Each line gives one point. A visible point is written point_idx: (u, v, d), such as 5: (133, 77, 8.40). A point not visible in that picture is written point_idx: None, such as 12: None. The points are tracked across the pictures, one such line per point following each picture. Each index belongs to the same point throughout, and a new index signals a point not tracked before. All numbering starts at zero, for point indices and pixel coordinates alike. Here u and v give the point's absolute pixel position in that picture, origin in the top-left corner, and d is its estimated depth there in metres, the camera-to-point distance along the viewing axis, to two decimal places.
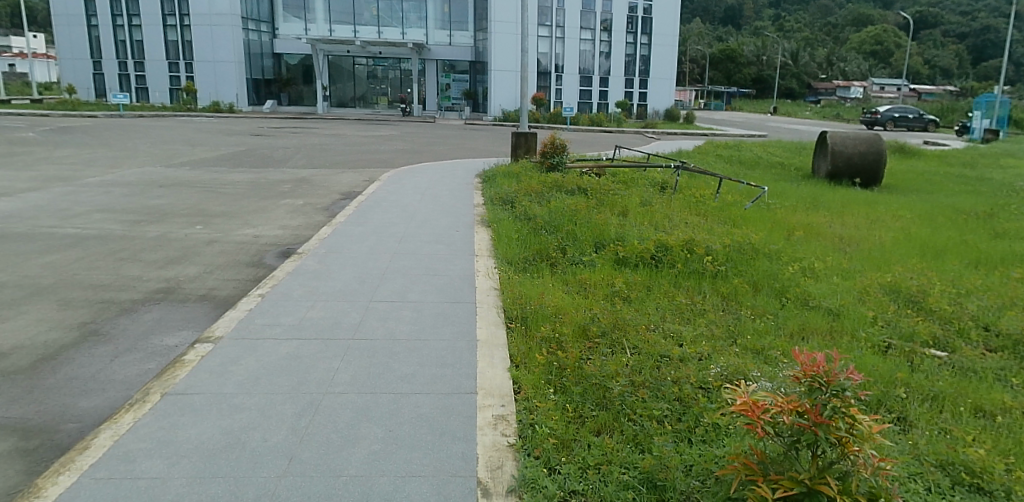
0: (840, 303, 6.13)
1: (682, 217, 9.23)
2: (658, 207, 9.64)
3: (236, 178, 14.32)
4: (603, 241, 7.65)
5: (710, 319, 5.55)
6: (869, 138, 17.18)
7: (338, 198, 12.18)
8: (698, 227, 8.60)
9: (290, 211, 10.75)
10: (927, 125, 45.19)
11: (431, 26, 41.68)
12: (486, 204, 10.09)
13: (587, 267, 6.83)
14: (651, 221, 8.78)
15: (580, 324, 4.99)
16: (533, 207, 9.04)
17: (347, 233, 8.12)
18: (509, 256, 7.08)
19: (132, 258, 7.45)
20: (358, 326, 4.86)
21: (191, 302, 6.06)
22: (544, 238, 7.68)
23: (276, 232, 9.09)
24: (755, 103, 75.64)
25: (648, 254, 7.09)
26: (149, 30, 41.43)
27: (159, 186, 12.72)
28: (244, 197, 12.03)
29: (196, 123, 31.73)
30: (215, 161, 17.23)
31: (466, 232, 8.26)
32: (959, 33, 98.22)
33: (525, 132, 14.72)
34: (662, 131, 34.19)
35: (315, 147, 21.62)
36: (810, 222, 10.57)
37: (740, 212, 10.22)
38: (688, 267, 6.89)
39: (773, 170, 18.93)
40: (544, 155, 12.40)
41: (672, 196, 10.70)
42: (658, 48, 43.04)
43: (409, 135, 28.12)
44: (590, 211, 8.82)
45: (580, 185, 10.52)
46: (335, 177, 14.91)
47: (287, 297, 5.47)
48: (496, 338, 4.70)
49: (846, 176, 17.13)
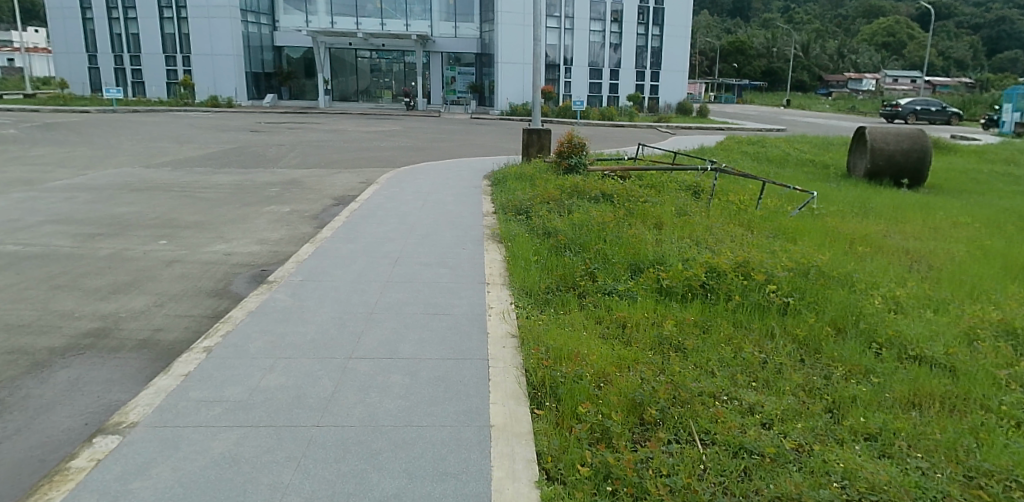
0: (948, 353, 4.87)
1: (726, 231, 7.94)
2: (695, 217, 8.37)
3: (221, 181, 13.10)
4: (638, 262, 6.39)
5: (793, 378, 4.29)
6: (912, 132, 15.82)
7: (330, 204, 10.93)
8: (747, 245, 7.32)
9: (273, 221, 9.49)
10: (950, 118, 43.77)
11: (436, 18, 40.42)
12: (497, 214, 8.79)
13: (623, 299, 5.55)
14: (693, 236, 7.49)
15: (628, 396, 3.70)
16: (553, 218, 7.76)
17: (332, 252, 6.82)
18: (528, 285, 5.79)
19: (70, 285, 6.20)
20: (328, 403, 3.56)
21: (124, 351, 4.77)
22: (567, 258, 6.42)
23: (254, 248, 7.84)
24: (767, 96, 74.09)
25: (695, 280, 5.81)
26: (146, 22, 40.23)
27: (133, 190, 11.50)
28: (224, 202, 10.80)
29: (192, 119, 30.46)
30: (202, 160, 16.03)
31: (474, 250, 7.00)
32: (973, 25, 95.97)
33: (538, 129, 13.41)
34: (676, 126, 32.80)
35: (311, 145, 20.39)
36: (866, 233, 9.29)
37: (788, 222, 8.94)
38: (748, 300, 5.61)
39: (804, 169, 17.55)
40: (560, 155, 11.14)
41: (709, 203, 9.37)
42: (670, 39, 41.46)
43: (413, 130, 26.87)
44: (621, 224, 7.54)
45: (604, 191, 9.23)
46: (330, 178, 13.65)
47: (243, 353, 4.19)
48: (517, 422, 3.42)
49: (888, 175, 15.77)
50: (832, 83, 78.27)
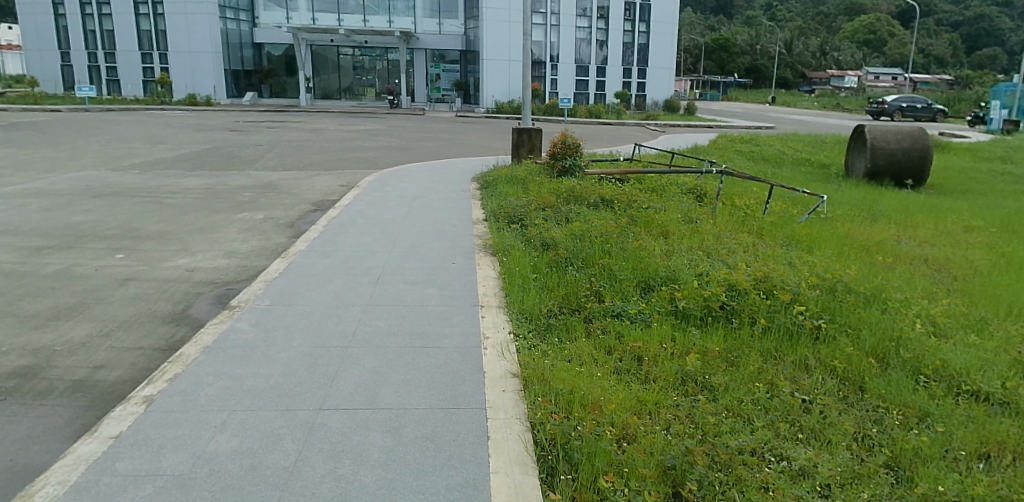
0: (1007, 387, 4.31)
1: (738, 242, 7.38)
2: (702, 224, 7.81)
3: (192, 184, 12.30)
4: (647, 276, 5.81)
5: (843, 427, 3.69)
6: (912, 131, 15.41)
7: (308, 210, 10.18)
8: (762, 258, 6.76)
9: (244, 230, 8.74)
10: (937, 115, 43.17)
11: (419, 15, 39.54)
12: (488, 222, 8.13)
13: (636, 325, 4.94)
14: (703, 247, 6.92)
15: (658, 458, 3.07)
16: (551, 227, 7.15)
17: (305, 269, 6.09)
18: (527, 308, 5.15)
19: (3, 311, 5.44)
20: (291, 476, 2.85)
21: (52, 398, 4.02)
22: (570, 274, 5.81)
23: (221, 263, 7.10)
24: (751, 94, 74.03)
25: (714, 299, 5.22)
26: (120, 18, 39.02)
27: (94, 196, 10.68)
28: (192, 209, 10.03)
29: (166, 118, 29.44)
30: (174, 162, 15.21)
31: (465, 265, 6.33)
32: (952, 22, 96.76)
33: (529, 128, 12.76)
34: (664, 123, 32.33)
35: (290, 145, 19.57)
36: (880, 240, 8.76)
37: (799, 229, 8.39)
38: (774, 324, 5.03)
39: (802, 169, 17.06)
40: (554, 156, 10.51)
41: (715, 208, 8.80)
42: (657, 36, 40.99)
43: (397, 129, 26.08)
44: (625, 234, 6.94)
45: (603, 195, 8.59)
46: (308, 182, 12.89)
47: (190, 404, 3.47)
48: (526, 499, 2.75)
49: (889, 175, 15.33)
50: (816, 80, 78.43)
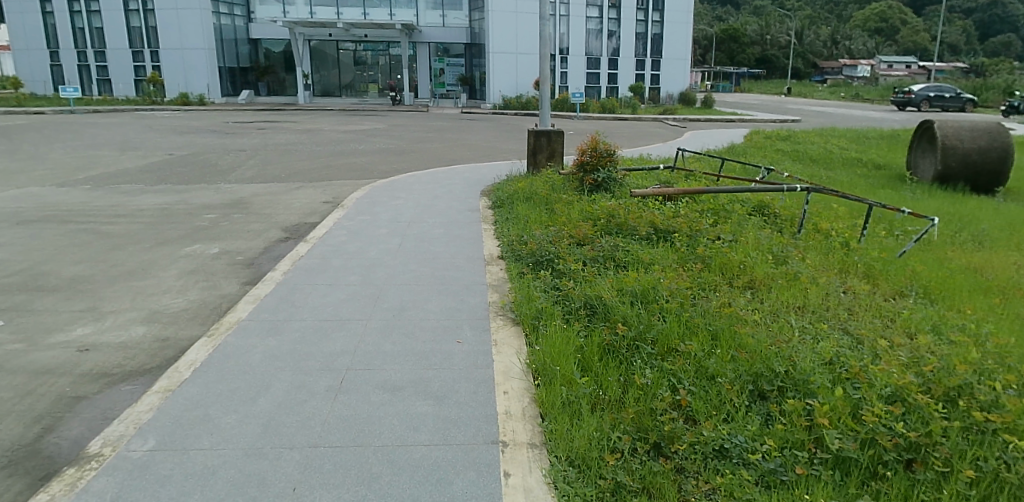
0: None
1: (854, 298, 5.35)
2: (798, 266, 5.79)
3: (147, 203, 10.33)
4: (753, 371, 3.81)
5: None
6: (988, 129, 13.31)
7: (277, 239, 8.15)
8: (899, 331, 4.73)
9: (187, 273, 6.72)
10: (964, 106, 41.04)
11: (422, 6, 37.37)
12: (510, 264, 6.10)
13: (765, 488, 2.93)
14: (815, 312, 4.89)
15: None
16: (595, 281, 5.12)
17: (237, 360, 4.05)
18: (581, 448, 3.13)
19: None
20: None
21: None
22: (637, 368, 3.82)
23: (133, 334, 5.05)
24: (763, 84, 71.61)
25: (880, 429, 3.23)
26: (110, 15, 37.13)
27: (19, 224, 8.72)
28: (131, 240, 8.02)
29: (152, 118, 27.61)
30: (140, 173, 13.30)
31: (476, 349, 4.29)
32: (965, 8, 94.02)
33: (547, 130, 10.74)
34: (683, 118, 30.14)
35: (277, 149, 17.60)
36: (1018, 276, 6.64)
37: (914, 268, 6.34)
38: (987, 475, 3.05)
39: (856, 171, 14.92)
40: (583, 167, 8.56)
41: (801, 240, 6.77)
42: (671, 25, 38.71)
43: (396, 128, 24.08)
44: (703, 291, 4.93)
45: (657, 223, 6.55)
46: (287, 197, 10.92)
47: None
48: None
49: (962, 178, 13.14)
50: (827, 70, 76.23)
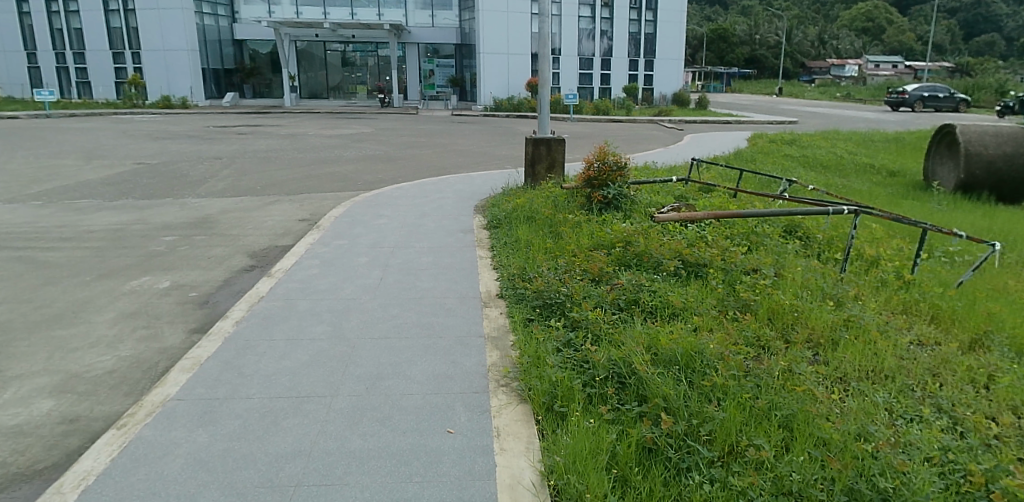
0: None
1: (934, 355, 4.36)
2: (861, 311, 4.80)
3: (102, 223, 9.22)
4: (848, 488, 2.78)
5: None
6: (1015, 133, 12.43)
7: (241, 269, 7.08)
8: (1005, 404, 3.73)
9: (125, 316, 5.65)
10: (959, 105, 40.13)
11: (411, 6, 36.52)
12: (512, 307, 5.07)
13: None
14: (897, 380, 3.90)
15: None
16: (622, 338, 4.10)
17: (149, 470, 3.00)
18: None
19: None
20: None
21: None
22: (692, 487, 2.79)
23: (34, 413, 3.97)
24: (754, 84, 70.94)
25: None
26: (89, 15, 35.78)
27: None
28: (71, 271, 6.93)
29: (128, 123, 26.34)
30: (103, 185, 12.18)
31: (472, 443, 3.26)
32: (949, 9, 94.15)
33: (546, 138, 9.73)
34: (678, 120, 29.26)
35: (254, 156, 16.49)
36: None
37: (988, 306, 5.36)
38: None
39: (870, 178, 14.01)
40: (590, 181, 7.57)
41: (850, 273, 5.79)
42: (665, 24, 37.76)
43: (383, 132, 23.01)
44: (759, 357, 3.91)
45: (685, 255, 5.55)
46: (261, 214, 9.84)
47: None
48: None
49: (987, 187, 12.23)
50: (815, 70, 76.03)
